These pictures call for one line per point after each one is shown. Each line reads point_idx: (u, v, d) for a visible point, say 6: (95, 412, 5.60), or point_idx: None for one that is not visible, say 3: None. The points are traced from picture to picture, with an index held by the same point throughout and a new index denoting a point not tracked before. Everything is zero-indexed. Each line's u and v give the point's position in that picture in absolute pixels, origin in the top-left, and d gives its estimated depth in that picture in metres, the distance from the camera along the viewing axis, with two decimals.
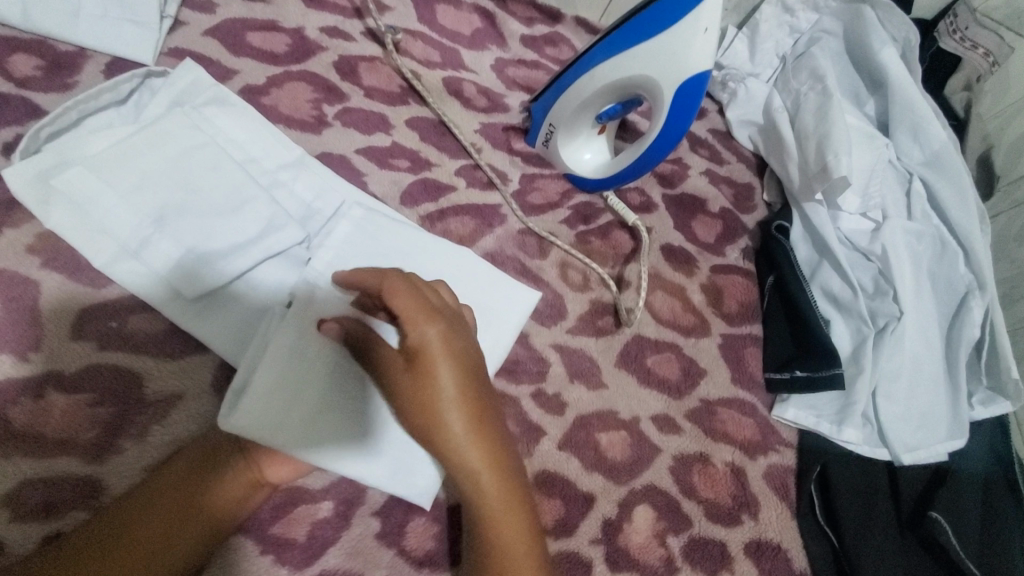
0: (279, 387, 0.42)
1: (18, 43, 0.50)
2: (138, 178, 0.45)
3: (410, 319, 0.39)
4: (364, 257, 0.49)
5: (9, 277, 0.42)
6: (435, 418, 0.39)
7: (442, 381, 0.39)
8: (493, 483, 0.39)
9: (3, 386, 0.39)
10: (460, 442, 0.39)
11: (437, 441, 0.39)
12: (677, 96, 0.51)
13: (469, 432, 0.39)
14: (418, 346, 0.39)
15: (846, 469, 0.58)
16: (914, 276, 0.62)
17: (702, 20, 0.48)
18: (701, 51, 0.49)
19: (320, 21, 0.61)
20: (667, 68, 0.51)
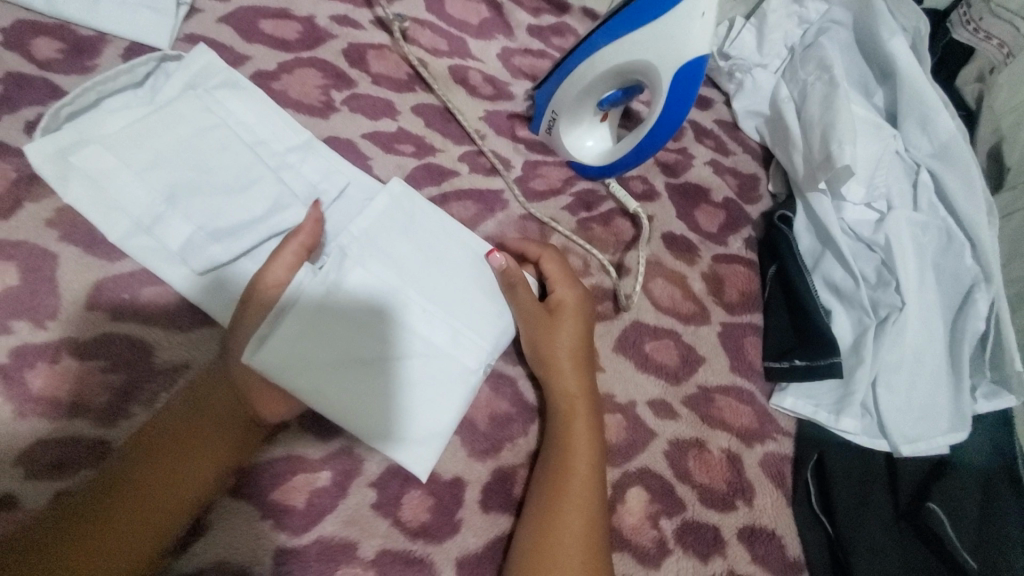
0: (303, 333, 0.45)
1: (42, 27, 0.52)
2: (153, 157, 0.47)
3: (557, 288, 0.53)
4: (392, 236, 0.52)
5: (29, 249, 0.44)
6: (556, 357, 0.50)
7: (561, 331, 0.51)
8: (588, 419, 0.48)
9: (21, 352, 0.41)
10: (565, 380, 0.49)
11: (556, 374, 0.49)
12: (674, 81, 0.52)
13: (572, 367, 0.50)
14: (556, 306, 0.52)
15: (844, 458, 0.57)
16: (918, 267, 0.62)
17: (699, 6, 0.49)
18: (699, 35, 0.49)
19: (330, 9, 0.63)
20: (665, 52, 0.51)
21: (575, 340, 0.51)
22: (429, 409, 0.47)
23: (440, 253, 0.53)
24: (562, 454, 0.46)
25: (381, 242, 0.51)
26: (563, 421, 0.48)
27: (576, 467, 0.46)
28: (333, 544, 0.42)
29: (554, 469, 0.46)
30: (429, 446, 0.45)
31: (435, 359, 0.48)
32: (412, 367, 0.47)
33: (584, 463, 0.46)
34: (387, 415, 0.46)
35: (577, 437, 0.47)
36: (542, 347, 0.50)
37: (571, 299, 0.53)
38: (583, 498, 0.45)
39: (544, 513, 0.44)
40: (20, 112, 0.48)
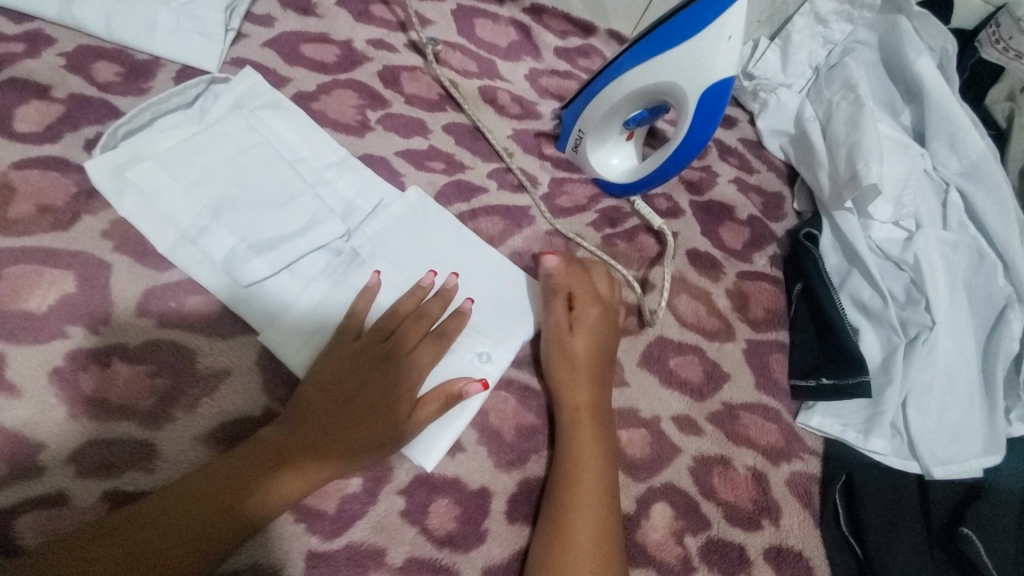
0: (319, 332, 0.49)
1: (102, 52, 0.56)
2: (200, 174, 0.50)
3: (578, 304, 0.54)
4: (403, 241, 0.55)
5: (85, 258, 0.46)
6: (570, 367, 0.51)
7: (574, 340, 0.52)
8: (594, 432, 0.49)
9: (73, 354, 0.43)
10: (579, 393, 0.50)
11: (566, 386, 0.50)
12: (701, 100, 0.53)
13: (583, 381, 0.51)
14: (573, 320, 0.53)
15: (873, 479, 0.57)
16: (949, 286, 0.61)
17: (726, 28, 0.50)
18: (726, 58, 0.51)
19: (367, 33, 0.66)
20: (692, 75, 0.53)
21: (588, 350, 0.52)
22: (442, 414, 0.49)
23: (452, 258, 0.55)
24: (571, 466, 0.47)
25: (391, 245, 0.54)
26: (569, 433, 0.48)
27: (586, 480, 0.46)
28: (363, 550, 0.43)
29: (564, 483, 0.46)
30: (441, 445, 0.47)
31: (450, 360, 0.51)
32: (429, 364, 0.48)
33: (594, 478, 0.46)
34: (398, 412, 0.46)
35: (584, 449, 0.48)
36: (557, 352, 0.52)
37: (592, 313, 0.54)
38: (597, 512, 0.45)
39: (557, 532, 0.44)
40: (80, 131, 0.51)
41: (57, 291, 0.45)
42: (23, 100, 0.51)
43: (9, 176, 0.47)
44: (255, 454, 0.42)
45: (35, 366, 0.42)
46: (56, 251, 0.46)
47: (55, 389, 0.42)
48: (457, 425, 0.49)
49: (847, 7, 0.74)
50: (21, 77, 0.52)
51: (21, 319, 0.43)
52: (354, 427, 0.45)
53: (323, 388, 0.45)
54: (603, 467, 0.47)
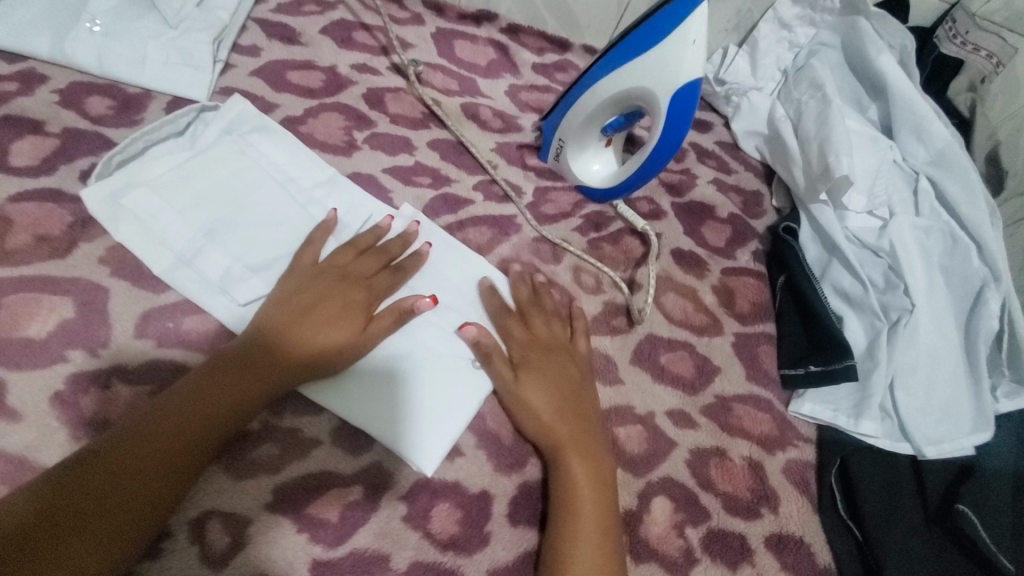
0: None
1: (95, 87, 0.58)
2: (193, 198, 0.52)
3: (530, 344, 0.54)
4: None
5: (83, 284, 0.47)
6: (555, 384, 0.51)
7: (536, 373, 0.52)
8: (577, 434, 0.49)
9: (74, 377, 0.44)
10: (563, 405, 0.50)
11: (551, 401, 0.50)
12: (672, 102, 0.55)
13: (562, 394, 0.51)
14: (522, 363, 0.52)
15: (868, 463, 0.57)
16: (926, 271, 0.63)
17: (690, 33, 0.53)
18: (692, 62, 0.53)
19: (351, 59, 0.68)
20: (662, 79, 0.55)
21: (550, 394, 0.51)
22: (443, 414, 0.50)
23: (443, 269, 0.57)
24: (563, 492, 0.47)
25: None
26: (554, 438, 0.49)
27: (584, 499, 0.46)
28: (367, 557, 0.43)
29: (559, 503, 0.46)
30: (447, 442, 0.49)
31: (448, 361, 0.52)
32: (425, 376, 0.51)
33: (584, 477, 0.47)
34: (403, 422, 0.48)
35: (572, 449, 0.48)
36: (530, 412, 0.50)
37: (548, 351, 0.54)
38: (594, 508, 0.46)
39: (559, 541, 0.44)
40: (76, 162, 0.52)
41: (56, 317, 0.46)
42: (18, 136, 0.52)
43: (5, 209, 0.49)
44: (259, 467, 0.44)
45: (36, 391, 0.43)
46: (55, 279, 0.47)
47: (58, 413, 0.43)
48: (459, 423, 0.50)
49: (809, 12, 0.77)
50: (15, 114, 0.53)
51: (21, 346, 0.44)
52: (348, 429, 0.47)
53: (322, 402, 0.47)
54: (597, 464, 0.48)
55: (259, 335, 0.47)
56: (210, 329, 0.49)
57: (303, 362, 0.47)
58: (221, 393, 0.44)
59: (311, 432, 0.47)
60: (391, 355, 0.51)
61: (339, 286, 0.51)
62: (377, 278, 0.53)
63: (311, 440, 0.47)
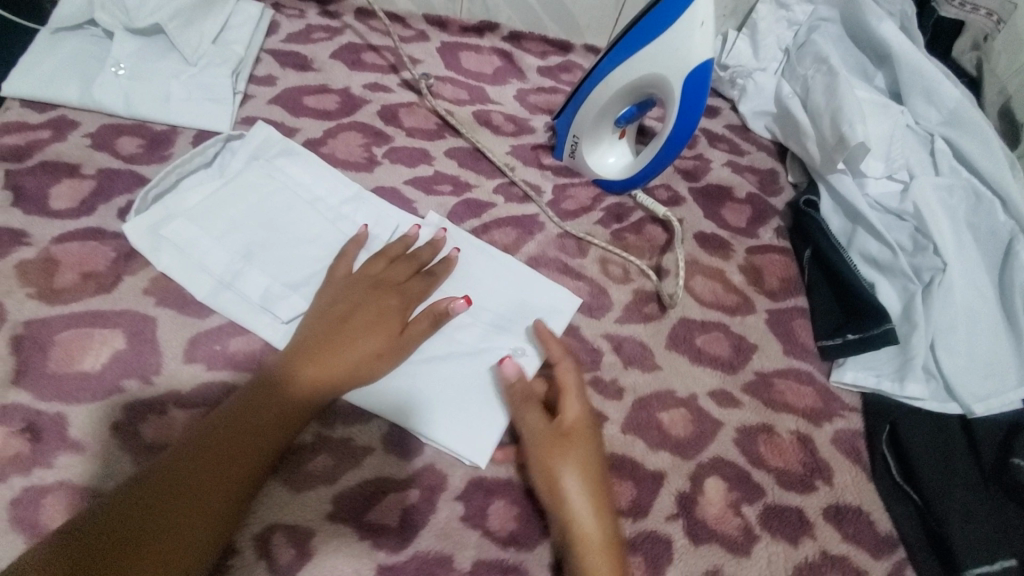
0: None
1: (123, 128, 0.60)
2: (228, 224, 0.53)
3: (562, 405, 0.49)
4: None
5: (131, 316, 0.49)
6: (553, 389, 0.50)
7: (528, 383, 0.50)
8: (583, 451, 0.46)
9: (133, 406, 0.45)
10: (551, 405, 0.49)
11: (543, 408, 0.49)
12: (685, 85, 0.56)
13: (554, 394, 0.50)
14: (569, 431, 0.47)
15: (918, 425, 0.57)
16: (953, 229, 0.63)
17: (697, 16, 0.54)
18: (702, 44, 0.54)
19: (363, 79, 0.70)
20: (673, 64, 0.56)
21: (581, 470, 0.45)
22: (488, 412, 0.50)
23: (473, 270, 0.58)
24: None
25: None
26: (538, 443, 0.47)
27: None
28: (431, 558, 0.43)
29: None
30: (497, 434, 0.49)
31: (490, 358, 0.53)
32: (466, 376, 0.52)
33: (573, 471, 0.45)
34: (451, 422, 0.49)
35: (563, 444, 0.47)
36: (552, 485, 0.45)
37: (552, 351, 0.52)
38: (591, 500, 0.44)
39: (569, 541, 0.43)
40: (113, 201, 0.54)
41: (110, 349, 0.47)
42: (56, 181, 0.54)
43: (52, 251, 0.50)
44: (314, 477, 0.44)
45: (98, 422, 0.44)
46: (106, 313, 0.49)
47: (120, 442, 0.44)
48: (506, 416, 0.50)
49: None
50: (52, 160, 0.56)
51: (79, 380, 0.45)
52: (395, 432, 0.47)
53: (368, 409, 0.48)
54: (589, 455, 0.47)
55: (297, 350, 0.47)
56: (255, 349, 0.50)
57: (341, 371, 0.47)
58: (269, 408, 0.44)
59: (362, 441, 0.48)
60: (432, 358, 0.52)
61: (374, 293, 0.51)
62: (410, 283, 0.53)
63: (362, 448, 0.47)
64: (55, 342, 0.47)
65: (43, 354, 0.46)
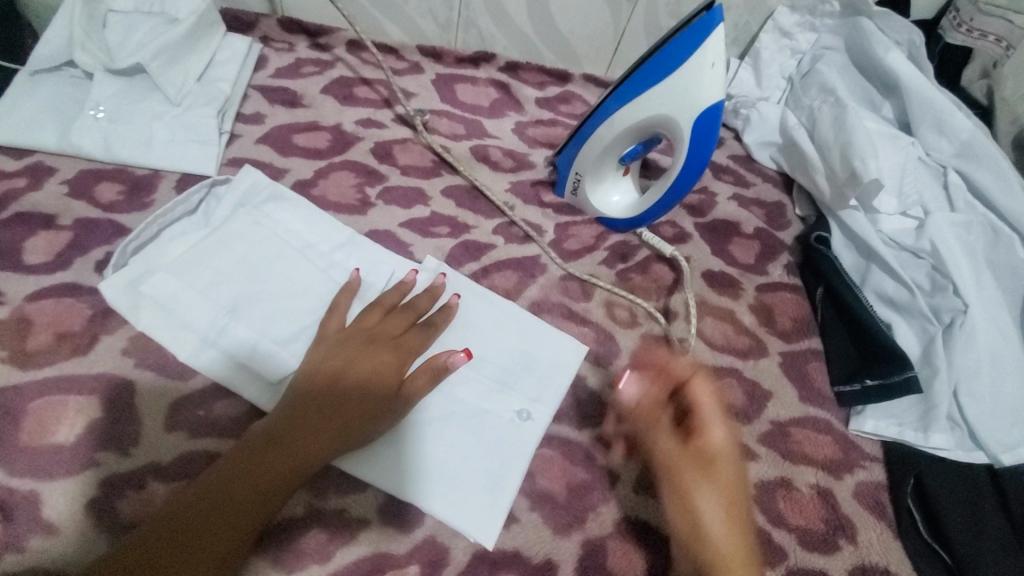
0: None
1: (103, 173, 0.57)
2: (214, 277, 0.50)
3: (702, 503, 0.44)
4: None
5: (107, 379, 0.45)
6: (711, 464, 0.45)
7: (713, 437, 0.47)
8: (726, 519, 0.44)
9: (108, 480, 0.41)
10: (718, 476, 0.45)
11: (691, 491, 0.45)
12: (694, 126, 0.54)
13: (727, 493, 0.45)
14: (717, 455, 0.46)
15: (943, 478, 0.54)
16: (972, 267, 0.61)
17: (707, 56, 0.51)
18: (712, 84, 0.52)
19: (355, 115, 0.68)
20: (681, 105, 0.53)
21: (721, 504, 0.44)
22: (492, 480, 0.47)
23: (469, 318, 0.55)
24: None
25: None
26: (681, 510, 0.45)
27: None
28: None
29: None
30: (506, 502, 0.46)
31: (491, 419, 0.50)
32: (467, 439, 0.49)
33: (719, 518, 0.44)
34: (454, 493, 0.46)
35: (702, 493, 0.44)
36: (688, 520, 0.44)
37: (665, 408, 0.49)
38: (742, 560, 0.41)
39: None
40: (90, 253, 0.51)
41: (84, 418, 0.43)
42: (30, 233, 0.51)
43: (24, 310, 0.47)
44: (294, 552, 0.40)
45: (70, 502, 0.40)
46: (79, 377, 0.45)
47: (96, 524, 0.40)
48: (513, 482, 0.47)
49: (809, 18, 0.75)
50: (26, 210, 0.52)
51: (49, 453, 0.42)
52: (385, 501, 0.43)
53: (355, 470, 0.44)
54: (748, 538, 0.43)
55: (282, 411, 0.44)
56: (241, 413, 0.46)
57: (330, 431, 0.43)
58: (246, 479, 0.40)
59: (358, 512, 0.44)
60: (431, 419, 0.49)
61: (369, 350, 0.48)
62: (407, 337, 0.50)
63: (359, 520, 0.44)
64: (25, 412, 0.43)
65: (10, 426, 0.42)
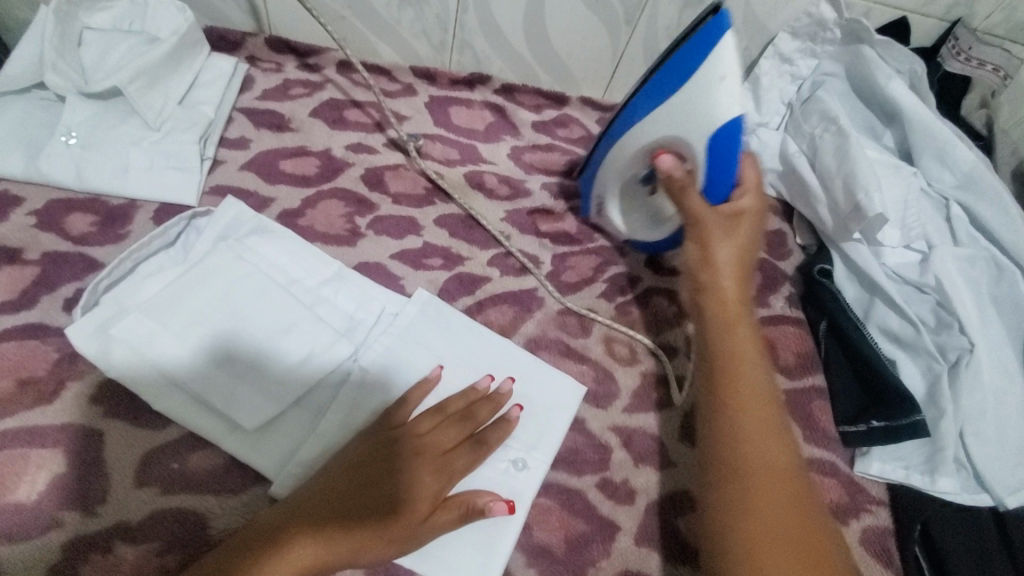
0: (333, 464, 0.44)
1: (75, 203, 0.54)
2: (192, 317, 0.47)
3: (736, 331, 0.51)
4: (414, 345, 0.52)
5: (73, 431, 0.42)
6: (734, 318, 0.52)
7: (721, 263, 0.53)
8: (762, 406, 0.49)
9: (72, 545, 0.38)
10: (741, 335, 0.51)
11: (732, 353, 0.50)
12: (714, 140, 0.52)
13: (755, 342, 0.51)
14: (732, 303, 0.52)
15: (950, 525, 0.52)
16: (976, 304, 0.60)
17: (719, 68, 0.51)
18: (725, 97, 0.51)
19: (345, 139, 0.65)
20: (696, 121, 0.53)
21: (764, 411, 0.49)
22: (486, 536, 0.44)
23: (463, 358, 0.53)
24: (736, 472, 0.46)
25: (407, 352, 0.52)
26: (725, 415, 0.48)
27: (768, 484, 0.45)
28: None
29: (728, 490, 0.45)
30: (500, 561, 0.43)
31: (487, 470, 0.48)
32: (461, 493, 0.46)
33: (758, 412, 0.48)
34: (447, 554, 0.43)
35: (748, 397, 0.49)
36: (736, 404, 0.48)
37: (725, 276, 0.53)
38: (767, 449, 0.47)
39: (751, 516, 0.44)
40: (58, 291, 0.48)
41: (46, 476, 0.40)
42: None
43: None
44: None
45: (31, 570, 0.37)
46: (41, 429, 0.42)
47: None
48: (507, 537, 0.44)
49: (810, 44, 0.73)
50: None
51: (8, 516, 0.39)
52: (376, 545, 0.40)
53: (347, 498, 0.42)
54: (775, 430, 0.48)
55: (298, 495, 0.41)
56: (219, 466, 0.43)
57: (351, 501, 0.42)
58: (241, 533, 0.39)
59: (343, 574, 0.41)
60: None
61: (383, 440, 0.45)
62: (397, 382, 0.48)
63: None
64: None
65: None
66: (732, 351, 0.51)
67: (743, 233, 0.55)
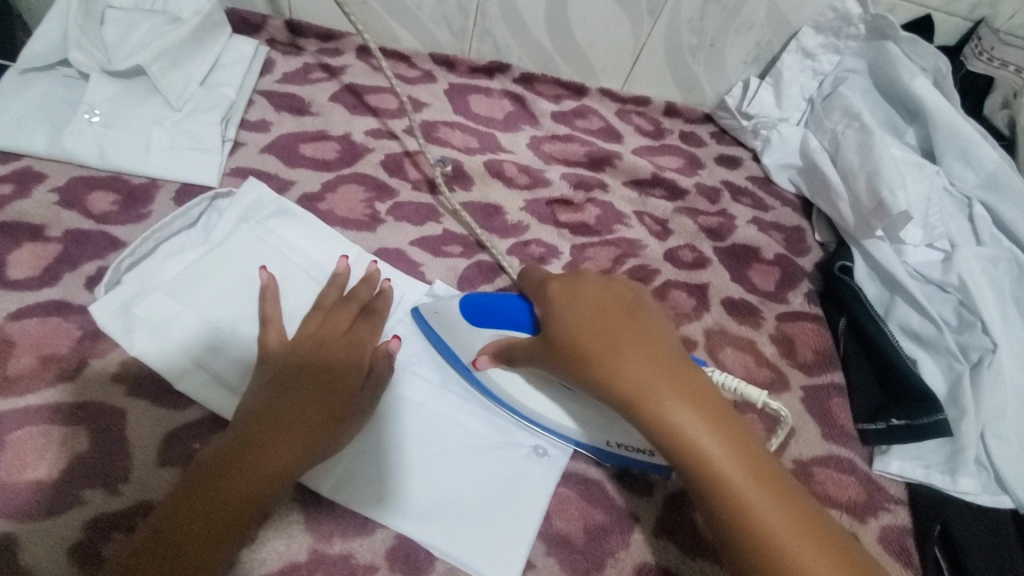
0: (363, 444, 0.45)
1: (97, 181, 0.53)
2: (214, 298, 0.47)
3: (620, 368, 0.38)
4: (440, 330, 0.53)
5: (96, 408, 0.42)
6: (595, 357, 0.39)
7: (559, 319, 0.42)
8: (691, 400, 0.36)
9: (92, 522, 0.38)
10: (619, 368, 0.38)
11: (604, 384, 0.38)
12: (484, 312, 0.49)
13: (634, 358, 0.38)
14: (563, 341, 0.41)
15: (971, 525, 0.50)
16: (999, 303, 0.59)
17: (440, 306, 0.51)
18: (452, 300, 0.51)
19: (365, 125, 0.65)
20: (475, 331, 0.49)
21: (647, 365, 0.37)
22: (505, 520, 0.44)
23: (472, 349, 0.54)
24: (717, 489, 0.34)
25: (431, 334, 0.53)
26: (662, 440, 0.36)
27: (762, 505, 0.33)
28: None
29: (723, 507, 0.34)
30: (521, 546, 0.43)
31: (503, 455, 0.48)
32: (472, 470, 0.46)
33: (701, 431, 0.35)
34: (462, 531, 0.43)
35: (679, 417, 0.36)
36: (627, 391, 0.37)
37: (573, 316, 0.42)
38: (746, 475, 0.34)
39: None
40: (80, 269, 0.48)
41: (66, 452, 0.40)
42: (16, 245, 0.48)
43: (5, 330, 0.44)
44: (238, 466, 0.37)
45: (47, 549, 0.36)
46: (64, 405, 0.41)
47: (80, 573, 0.36)
48: (531, 521, 0.44)
49: (833, 40, 0.73)
50: (13, 220, 0.49)
51: (27, 492, 0.38)
52: (314, 412, 0.41)
53: (286, 386, 0.41)
54: (739, 438, 0.35)
55: (248, 419, 0.39)
56: None
57: (297, 391, 0.41)
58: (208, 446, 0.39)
59: (364, 557, 0.40)
60: (438, 451, 0.46)
61: (315, 338, 0.46)
62: (355, 330, 0.48)
63: (364, 566, 0.40)
64: (4, 444, 0.39)
65: None
66: (610, 383, 0.38)
67: (573, 308, 0.43)
